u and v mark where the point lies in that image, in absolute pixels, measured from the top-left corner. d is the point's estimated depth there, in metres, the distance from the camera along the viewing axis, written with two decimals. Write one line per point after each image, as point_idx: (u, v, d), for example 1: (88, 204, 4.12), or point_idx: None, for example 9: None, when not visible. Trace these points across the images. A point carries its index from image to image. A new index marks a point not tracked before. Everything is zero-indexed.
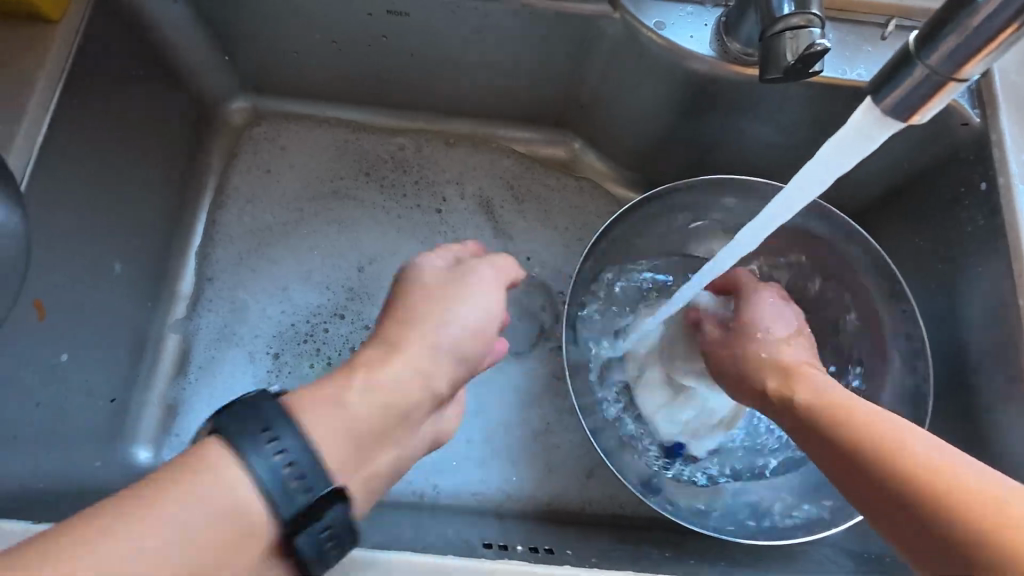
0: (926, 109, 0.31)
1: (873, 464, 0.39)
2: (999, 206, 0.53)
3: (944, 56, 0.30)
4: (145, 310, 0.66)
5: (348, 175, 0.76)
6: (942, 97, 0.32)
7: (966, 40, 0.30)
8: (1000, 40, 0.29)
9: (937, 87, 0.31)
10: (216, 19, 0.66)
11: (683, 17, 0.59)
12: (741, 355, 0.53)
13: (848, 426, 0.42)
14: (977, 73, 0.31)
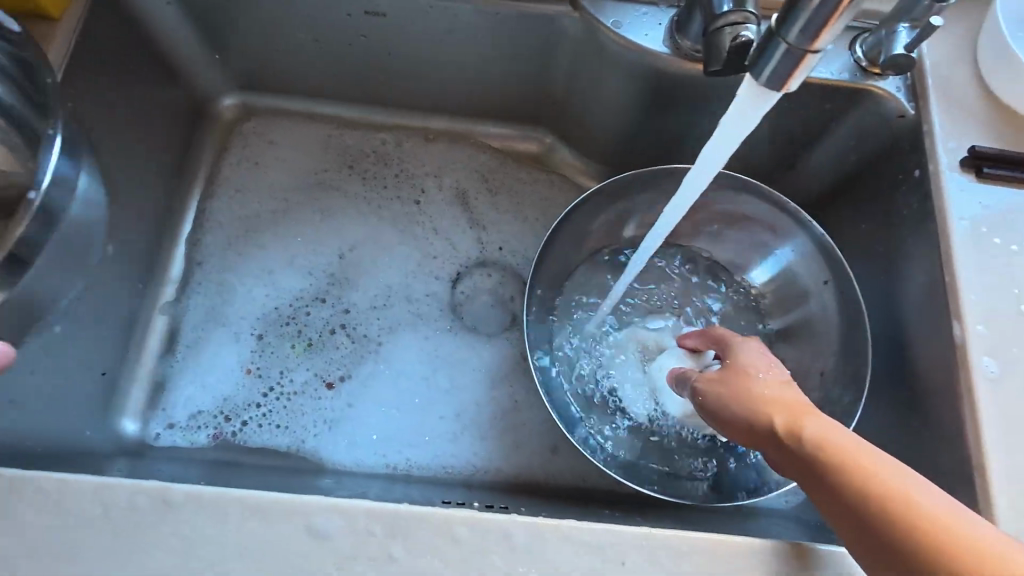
0: (787, 82, 0.34)
1: (868, 512, 0.38)
2: (930, 192, 0.57)
3: (796, 32, 0.32)
4: (138, 288, 0.70)
5: (332, 167, 0.80)
6: (805, 67, 0.34)
7: (812, 14, 0.31)
8: (843, 11, 0.31)
9: (797, 59, 0.33)
10: (207, 20, 0.71)
11: (639, 17, 0.63)
12: (730, 391, 0.48)
13: (845, 469, 0.40)
14: (832, 43, 0.33)
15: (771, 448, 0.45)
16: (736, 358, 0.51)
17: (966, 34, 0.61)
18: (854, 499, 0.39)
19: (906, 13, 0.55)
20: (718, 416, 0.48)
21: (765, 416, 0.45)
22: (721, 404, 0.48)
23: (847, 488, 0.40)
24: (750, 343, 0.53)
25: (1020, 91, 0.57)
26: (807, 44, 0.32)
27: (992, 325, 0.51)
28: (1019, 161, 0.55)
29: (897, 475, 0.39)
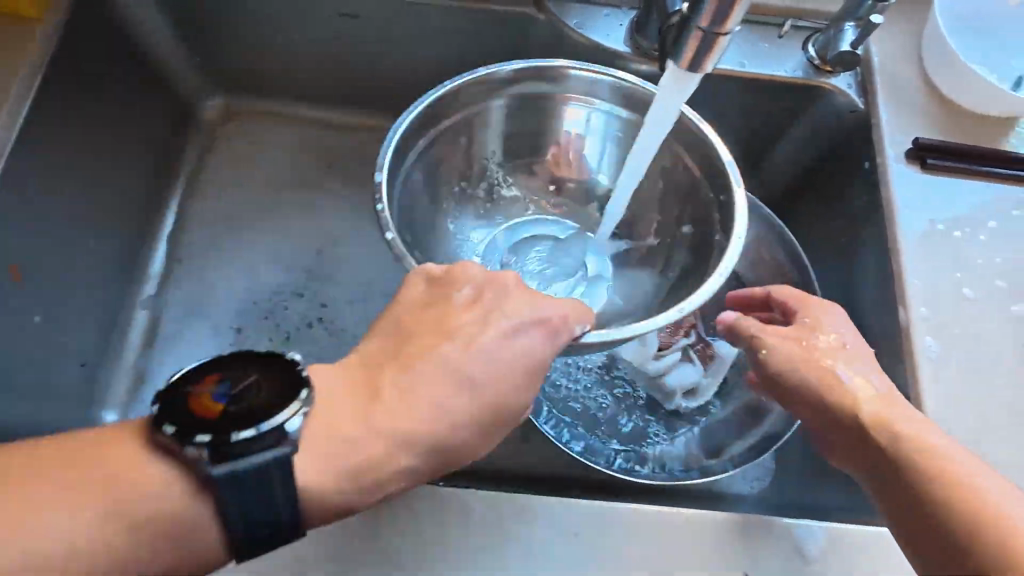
0: (703, 63, 0.37)
1: (932, 492, 0.40)
2: (879, 182, 0.59)
3: (709, 15, 0.35)
4: (118, 283, 0.72)
5: (311, 166, 0.81)
6: (717, 49, 0.37)
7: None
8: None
9: (709, 41, 0.36)
10: (190, 24, 0.73)
11: (602, 18, 0.66)
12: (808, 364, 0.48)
13: (915, 449, 0.42)
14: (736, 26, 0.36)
15: (835, 416, 0.46)
16: (813, 321, 0.51)
17: (912, 35, 0.64)
18: (921, 480, 0.40)
19: (853, 11, 0.59)
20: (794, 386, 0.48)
21: (839, 387, 0.46)
22: (798, 376, 0.48)
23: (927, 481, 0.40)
24: (828, 310, 0.52)
25: (959, 86, 0.60)
26: (714, 25, 0.35)
27: (935, 309, 0.53)
28: (962, 152, 0.58)
29: (967, 466, 0.41)
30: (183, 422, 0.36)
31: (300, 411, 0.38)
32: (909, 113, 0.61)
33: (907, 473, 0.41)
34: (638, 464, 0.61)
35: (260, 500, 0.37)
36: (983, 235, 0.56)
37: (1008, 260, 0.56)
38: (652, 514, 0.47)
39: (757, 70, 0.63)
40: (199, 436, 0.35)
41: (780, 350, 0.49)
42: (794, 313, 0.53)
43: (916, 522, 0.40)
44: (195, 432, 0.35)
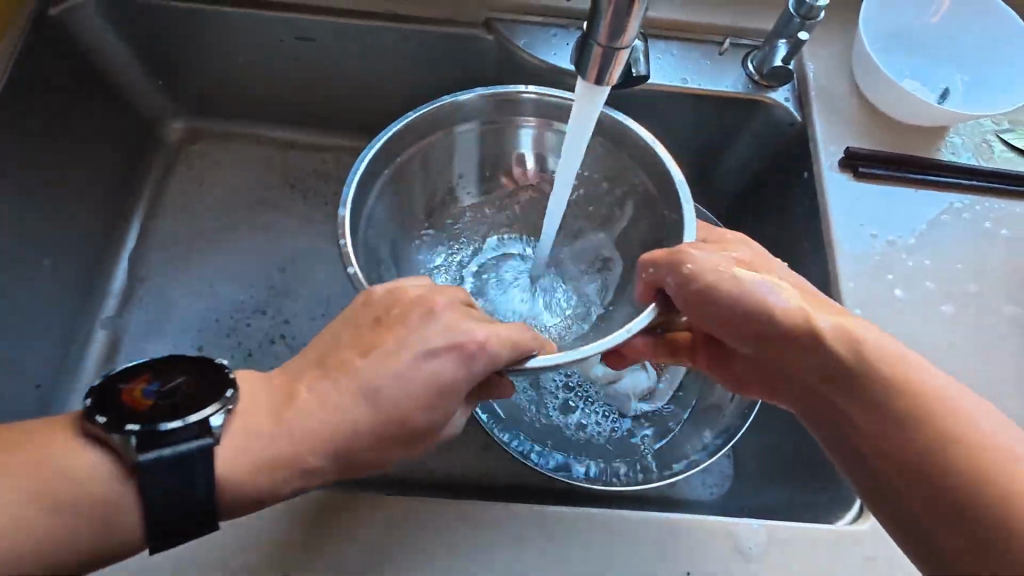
0: (609, 79, 0.38)
1: (899, 395, 0.39)
2: (817, 190, 0.61)
3: (607, 36, 0.36)
4: (77, 304, 0.72)
5: (273, 186, 0.82)
6: (622, 62, 0.38)
7: (613, 21, 0.35)
8: (635, 12, 0.35)
9: (609, 56, 0.37)
10: (150, 49, 0.74)
11: (550, 38, 0.68)
12: (743, 278, 0.44)
13: (871, 357, 0.41)
14: (637, 39, 0.37)
15: (786, 341, 0.43)
16: (740, 255, 0.48)
17: (844, 51, 0.67)
18: (885, 387, 0.39)
19: (783, 29, 0.61)
20: (751, 312, 0.44)
21: (786, 309, 0.43)
22: (734, 292, 0.44)
23: (880, 375, 0.40)
24: (740, 243, 0.50)
25: (888, 99, 0.63)
26: (612, 43, 0.36)
27: (870, 311, 0.56)
28: (892, 160, 0.61)
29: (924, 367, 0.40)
30: (114, 413, 0.38)
31: (226, 407, 0.40)
32: (844, 126, 0.64)
33: (868, 381, 0.40)
34: (608, 474, 0.61)
35: (182, 487, 0.37)
36: (914, 240, 0.59)
37: (936, 262, 0.58)
38: (598, 515, 0.48)
39: (700, 86, 0.65)
40: (130, 425, 0.37)
41: (720, 274, 0.44)
42: (717, 244, 0.49)
43: (884, 429, 0.39)
44: (127, 421, 0.37)
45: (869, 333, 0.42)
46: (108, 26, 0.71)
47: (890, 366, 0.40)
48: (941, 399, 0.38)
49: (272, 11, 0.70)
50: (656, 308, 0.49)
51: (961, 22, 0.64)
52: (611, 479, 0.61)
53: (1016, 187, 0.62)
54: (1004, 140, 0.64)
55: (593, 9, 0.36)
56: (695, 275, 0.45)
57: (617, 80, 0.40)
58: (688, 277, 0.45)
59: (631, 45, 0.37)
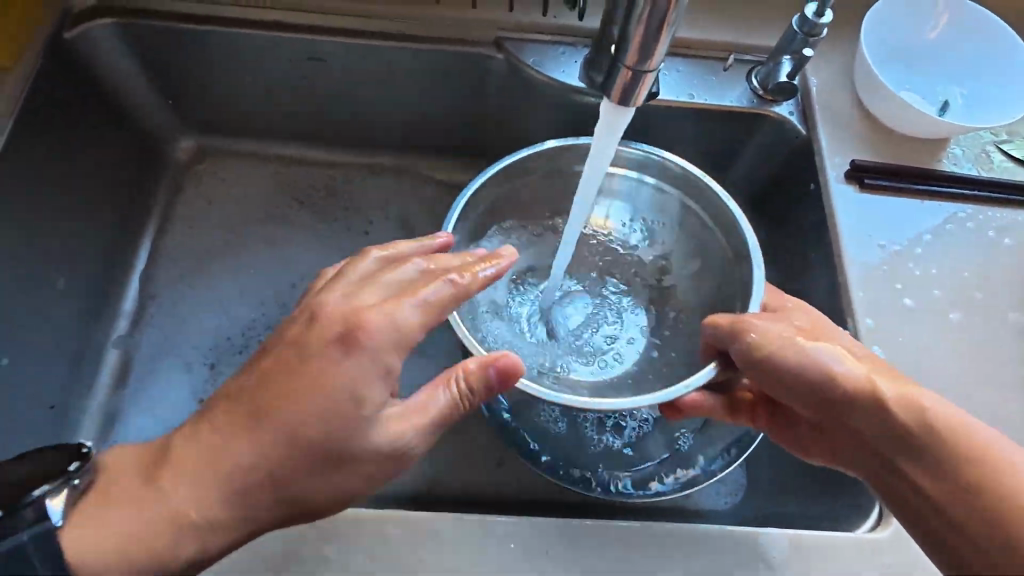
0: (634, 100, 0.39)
1: (962, 466, 0.39)
2: (824, 202, 0.62)
3: (635, 58, 0.37)
4: (88, 324, 0.72)
5: (283, 203, 0.83)
6: (646, 85, 0.39)
7: (642, 43, 0.37)
8: (664, 36, 0.36)
9: (636, 77, 0.39)
10: (161, 70, 0.75)
11: (558, 56, 0.70)
12: (801, 342, 0.46)
13: (936, 425, 0.41)
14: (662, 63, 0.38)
15: (849, 411, 0.44)
16: (803, 325, 0.49)
17: (845, 65, 0.69)
18: (947, 455, 0.40)
19: (787, 45, 0.63)
20: (812, 383, 0.45)
21: (849, 378, 0.44)
22: (794, 355, 0.46)
23: (943, 442, 0.40)
24: (804, 312, 0.52)
25: (890, 112, 0.64)
26: (640, 65, 0.38)
27: (879, 320, 0.57)
28: (896, 171, 0.62)
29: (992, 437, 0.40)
30: None
31: (71, 481, 0.42)
32: (847, 138, 0.65)
33: (933, 450, 0.41)
34: (629, 485, 0.63)
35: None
36: (921, 249, 0.60)
37: (943, 271, 0.59)
38: (623, 527, 0.48)
39: (706, 102, 0.67)
40: None
41: (780, 346, 0.47)
42: (781, 315, 0.51)
43: (948, 499, 0.39)
44: None
45: (935, 399, 0.43)
46: (122, 49, 0.72)
47: (955, 432, 0.41)
48: (1007, 470, 0.38)
49: (285, 32, 0.71)
50: (716, 368, 0.52)
51: (958, 38, 0.66)
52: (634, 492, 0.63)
53: (1017, 196, 0.63)
54: (1004, 150, 0.65)
55: (623, 33, 0.38)
56: (756, 339, 0.48)
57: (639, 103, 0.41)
58: (750, 351, 0.48)
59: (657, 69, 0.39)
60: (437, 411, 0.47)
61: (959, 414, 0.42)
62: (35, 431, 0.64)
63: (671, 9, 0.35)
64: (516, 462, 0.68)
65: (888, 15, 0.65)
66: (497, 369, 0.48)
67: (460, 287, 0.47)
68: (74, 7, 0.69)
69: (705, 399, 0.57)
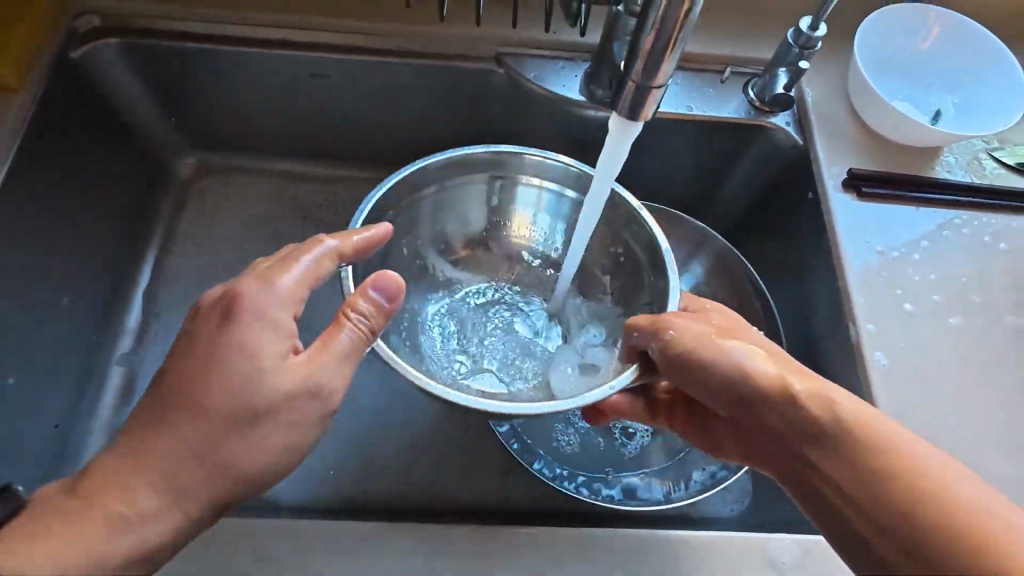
0: (642, 113, 0.40)
1: (874, 458, 0.39)
2: (823, 210, 0.64)
3: (643, 74, 0.38)
4: (92, 342, 0.72)
5: (285, 217, 0.83)
6: (654, 100, 0.40)
7: (649, 60, 0.38)
8: (671, 53, 0.37)
9: (645, 92, 0.39)
10: (165, 89, 0.76)
11: (558, 71, 0.71)
12: (719, 342, 0.45)
13: (849, 419, 0.41)
14: (669, 79, 0.39)
15: (764, 407, 0.43)
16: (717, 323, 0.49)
17: (838, 77, 0.70)
18: (860, 449, 0.39)
19: (782, 58, 0.65)
20: (729, 380, 0.44)
21: (761, 374, 0.44)
22: (716, 358, 0.45)
23: (855, 439, 0.40)
24: (718, 313, 0.51)
25: (884, 122, 0.66)
26: (648, 80, 0.39)
27: (882, 325, 0.58)
28: (893, 180, 0.64)
29: (898, 428, 0.40)
30: None
31: None
32: (844, 147, 0.66)
33: (844, 444, 0.40)
34: (634, 492, 0.64)
35: None
36: (919, 255, 0.61)
37: (941, 276, 0.60)
38: (635, 536, 0.49)
39: (704, 113, 0.68)
40: None
41: (697, 342, 0.45)
42: (701, 314, 0.51)
43: (866, 492, 0.39)
44: None
45: (842, 393, 0.42)
46: (126, 69, 0.73)
47: (870, 432, 0.40)
48: (913, 459, 0.38)
49: (291, 49, 0.72)
50: (639, 369, 0.50)
51: (947, 50, 0.68)
52: (639, 497, 0.64)
53: (1011, 203, 0.64)
54: (996, 157, 0.67)
55: (631, 50, 0.39)
56: (677, 340, 0.46)
57: (647, 118, 0.42)
58: (669, 347, 0.46)
59: (664, 85, 0.39)
60: (341, 344, 0.45)
61: (867, 407, 0.42)
62: (42, 450, 0.64)
63: (679, 27, 0.37)
64: (523, 473, 0.68)
65: (880, 28, 0.67)
66: (377, 287, 0.47)
67: (339, 250, 0.48)
68: (80, 28, 0.70)
69: (626, 401, 0.58)
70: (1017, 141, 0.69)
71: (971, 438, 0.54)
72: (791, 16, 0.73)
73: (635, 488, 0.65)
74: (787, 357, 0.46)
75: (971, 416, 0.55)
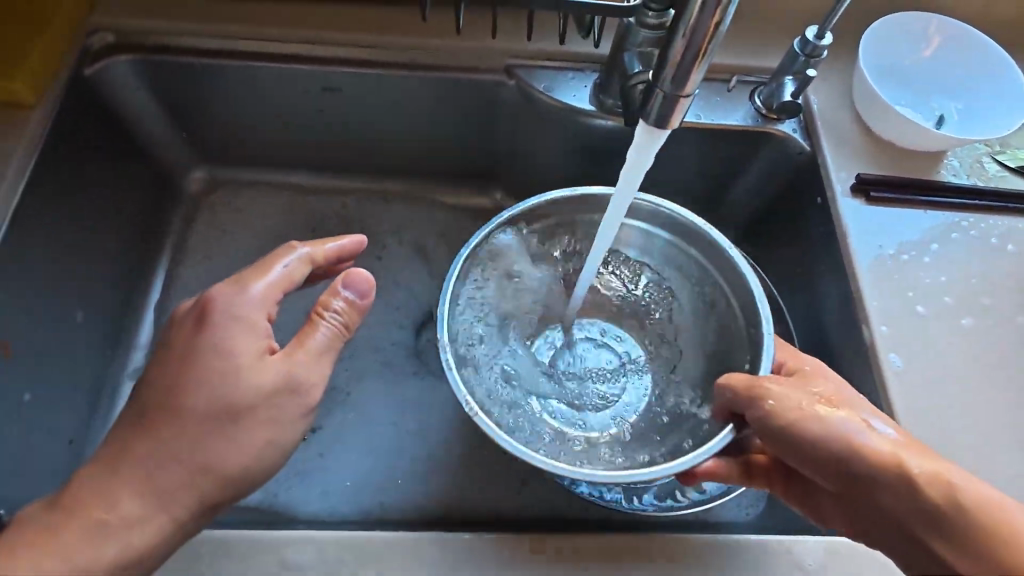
0: (671, 121, 0.41)
1: (1001, 549, 0.36)
2: (832, 215, 0.64)
3: (672, 83, 0.39)
4: (104, 357, 0.71)
5: (295, 230, 0.83)
6: (681, 109, 0.41)
7: (679, 70, 0.39)
8: (700, 64, 0.38)
9: (671, 100, 0.40)
10: (177, 104, 0.76)
11: (568, 82, 0.72)
12: (815, 417, 0.44)
13: (975, 506, 0.38)
14: (697, 89, 0.40)
15: (878, 489, 0.41)
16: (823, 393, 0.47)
17: (843, 84, 0.72)
18: (985, 536, 0.37)
19: (789, 67, 0.66)
20: (836, 454, 0.42)
21: (875, 453, 0.41)
22: (814, 431, 0.43)
23: (983, 533, 0.37)
24: (824, 380, 0.49)
25: (889, 128, 0.67)
26: (677, 90, 0.39)
27: (894, 327, 0.58)
28: (899, 184, 0.65)
29: None
30: None
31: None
32: (851, 153, 0.68)
33: (970, 531, 0.37)
34: (651, 497, 0.64)
35: None
36: (928, 258, 0.62)
37: (950, 278, 0.61)
38: (659, 540, 0.49)
39: (712, 121, 0.69)
40: None
41: (795, 411, 0.45)
42: (805, 381, 0.49)
43: None
44: None
45: (971, 477, 0.40)
46: (139, 85, 0.73)
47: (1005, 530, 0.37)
48: None
49: (298, 65, 0.72)
50: (731, 430, 0.51)
51: (949, 58, 0.69)
52: (661, 504, 0.64)
53: (1015, 205, 0.65)
54: (999, 161, 0.68)
55: (660, 60, 0.40)
56: (776, 410, 0.45)
57: (674, 126, 0.43)
58: (766, 415, 0.46)
59: (692, 94, 0.40)
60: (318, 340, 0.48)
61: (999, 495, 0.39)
62: (55, 467, 0.63)
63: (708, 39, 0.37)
64: (538, 481, 0.68)
65: (883, 36, 0.69)
66: (348, 285, 0.51)
67: (311, 257, 0.51)
68: (94, 44, 0.71)
69: (720, 466, 0.56)
70: (1019, 144, 0.70)
71: (986, 438, 0.54)
72: (795, 25, 0.74)
73: (652, 493, 0.65)
74: (908, 435, 0.43)
75: (985, 415, 0.55)
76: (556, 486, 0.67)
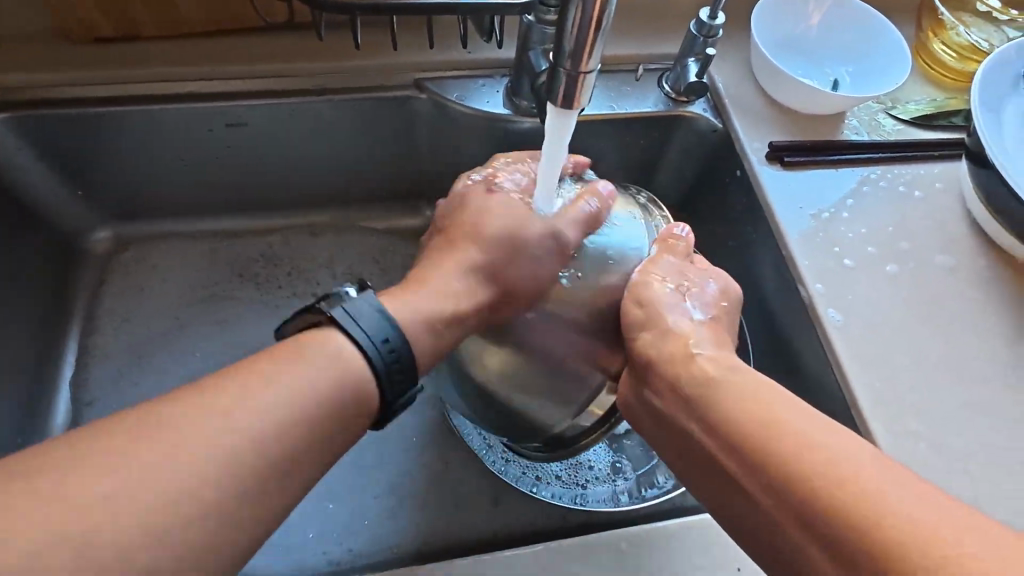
0: (576, 95, 0.40)
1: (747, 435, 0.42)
2: (752, 184, 0.67)
3: (572, 59, 0.39)
4: (15, 447, 0.65)
5: (220, 279, 0.78)
6: (585, 85, 0.41)
7: (576, 43, 0.38)
8: (594, 38, 0.38)
9: (574, 78, 0.40)
10: (66, 161, 0.71)
11: (480, 89, 0.72)
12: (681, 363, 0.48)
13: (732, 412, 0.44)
14: (597, 64, 0.40)
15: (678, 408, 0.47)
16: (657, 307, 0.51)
17: (741, 61, 0.75)
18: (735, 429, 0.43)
19: (690, 48, 0.67)
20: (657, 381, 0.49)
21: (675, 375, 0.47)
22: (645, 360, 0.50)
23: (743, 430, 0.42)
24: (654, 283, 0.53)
25: (789, 97, 0.70)
26: (575, 65, 0.39)
27: (829, 284, 0.60)
28: (809, 147, 0.68)
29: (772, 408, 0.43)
30: None
31: None
32: (761, 123, 0.70)
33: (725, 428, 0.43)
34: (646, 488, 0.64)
35: None
36: (848, 214, 0.65)
37: (870, 229, 0.64)
38: (634, 535, 0.51)
39: (626, 110, 0.70)
40: None
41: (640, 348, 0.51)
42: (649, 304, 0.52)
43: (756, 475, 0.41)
44: None
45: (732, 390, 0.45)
46: (20, 145, 0.68)
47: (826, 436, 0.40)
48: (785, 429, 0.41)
49: (192, 104, 0.68)
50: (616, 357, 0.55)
51: (832, 25, 0.73)
52: (635, 497, 0.64)
53: (913, 154, 0.69)
54: (893, 115, 0.72)
55: (557, 38, 0.39)
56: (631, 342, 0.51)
57: (585, 104, 0.42)
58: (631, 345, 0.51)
59: (593, 69, 0.40)
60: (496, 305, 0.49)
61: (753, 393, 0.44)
62: None
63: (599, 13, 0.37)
64: (512, 495, 0.65)
65: (770, 12, 0.72)
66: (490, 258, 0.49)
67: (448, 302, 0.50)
68: None
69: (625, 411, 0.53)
70: (908, 98, 0.74)
71: (926, 375, 0.56)
72: (687, 11, 0.77)
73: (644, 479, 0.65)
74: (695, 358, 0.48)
75: (924, 353, 0.57)
76: (531, 498, 0.65)
